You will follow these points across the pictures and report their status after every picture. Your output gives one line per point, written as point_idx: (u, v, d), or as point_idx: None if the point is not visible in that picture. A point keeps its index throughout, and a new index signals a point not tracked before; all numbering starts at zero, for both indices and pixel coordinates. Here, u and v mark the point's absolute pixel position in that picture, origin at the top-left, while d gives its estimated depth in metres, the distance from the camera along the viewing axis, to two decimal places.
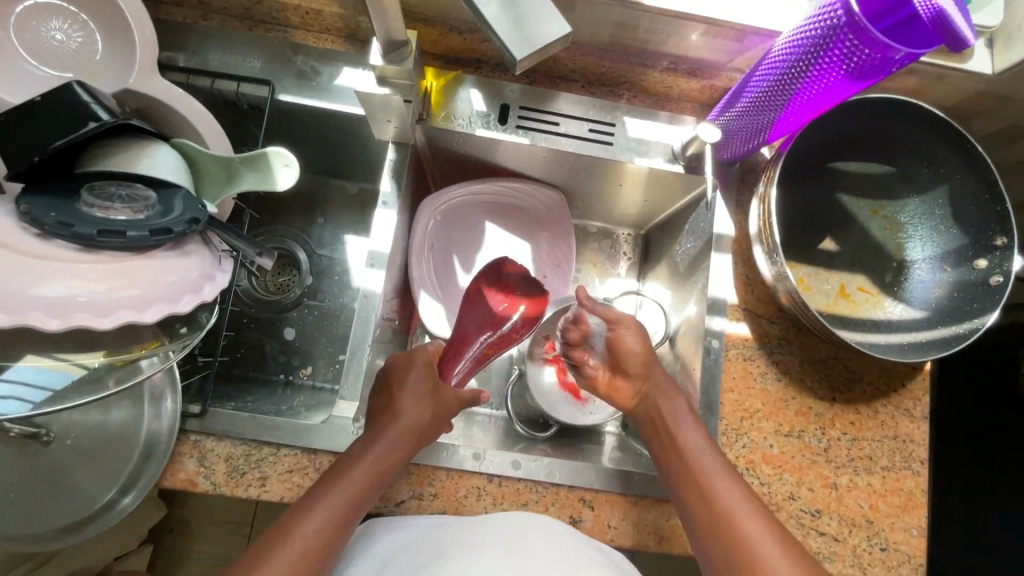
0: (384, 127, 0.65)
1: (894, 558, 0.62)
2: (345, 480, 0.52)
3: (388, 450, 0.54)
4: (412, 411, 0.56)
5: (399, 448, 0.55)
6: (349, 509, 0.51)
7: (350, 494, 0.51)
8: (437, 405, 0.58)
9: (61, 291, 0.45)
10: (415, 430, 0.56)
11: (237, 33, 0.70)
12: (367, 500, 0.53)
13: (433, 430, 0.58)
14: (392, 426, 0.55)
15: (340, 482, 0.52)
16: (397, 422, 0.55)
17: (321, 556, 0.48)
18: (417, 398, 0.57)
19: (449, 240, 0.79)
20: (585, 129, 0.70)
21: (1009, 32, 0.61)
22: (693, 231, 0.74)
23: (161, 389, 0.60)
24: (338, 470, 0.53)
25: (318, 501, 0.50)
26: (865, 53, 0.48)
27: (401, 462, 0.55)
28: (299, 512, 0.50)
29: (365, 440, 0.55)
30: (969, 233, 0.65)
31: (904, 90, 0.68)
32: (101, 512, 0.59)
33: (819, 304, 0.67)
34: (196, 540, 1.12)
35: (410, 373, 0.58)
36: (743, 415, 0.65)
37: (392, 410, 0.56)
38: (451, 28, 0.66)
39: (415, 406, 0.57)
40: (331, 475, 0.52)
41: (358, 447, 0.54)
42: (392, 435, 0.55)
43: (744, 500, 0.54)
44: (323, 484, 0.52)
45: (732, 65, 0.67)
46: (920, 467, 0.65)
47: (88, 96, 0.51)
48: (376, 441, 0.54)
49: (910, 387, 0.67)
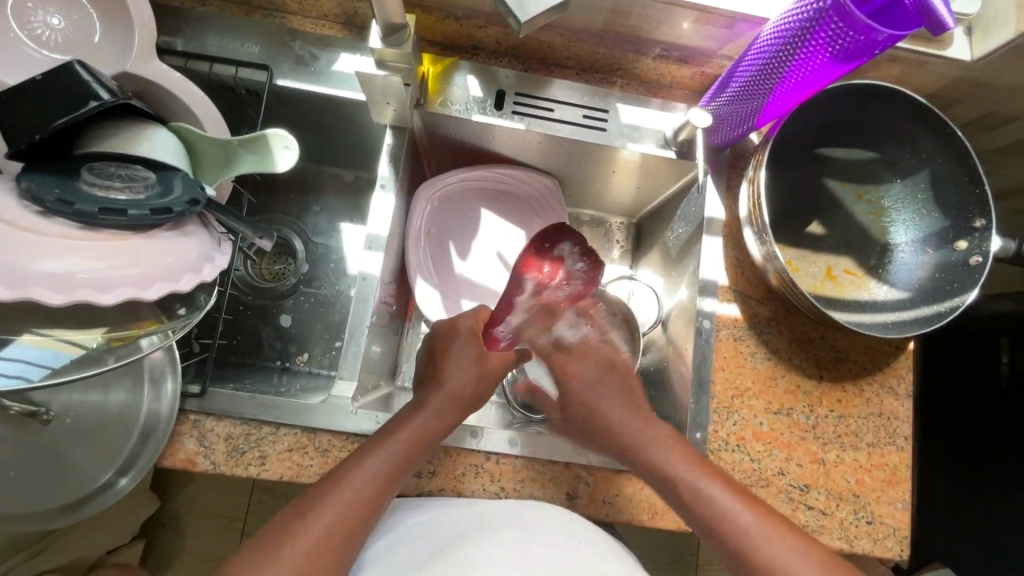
0: (383, 111, 0.66)
1: (880, 530, 0.64)
2: (392, 437, 0.53)
3: (431, 415, 0.56)
4: (456, 378, 0.59)
5: (446, 411, 0.57)
6: (397, 468, 0.52)
7: (402, 452, 0.53)
8: (478, 372, 0.62)
9: (62, 266, 0.45)
10: (459, 399, 0.59)
11: (236, 19, 0.70)
12: (414, 462, 0.54)
13: (474, 400, 0.61)
14: (438, 391, 0.58)
15: (389, 439, 0.53)
16: (442, 388, 0.58)
17: (363, 515, 0.49)
18: (460, 363, 0.61)
19: (446, 226, 0.81)
20: (580, 116, 0.71)
21: (986, 21, 0.63)
22: (684, 216, 0.75)
23: (161, 369, 0.60)
24: (386, 430, 0.54)
25: (367, 455, 0.51)
26: (850, 36, 0.50)
27: (444, 428, 0.57)
28: (350, 465, 0.51)
29: (414, 404, 0.57)
30: (950, 216, 0.67)
31: (887, 77, 0.70)
32: (99, 492, 0.59)
33: (807, 286, 0.69)
34: (188, 534, 1.12)
35: (455, 342, 0.63)
36: (733, 392, 0.67)
37: (438, 377, 0.59)
38: (448, 14, 0.67)
39: (459, 372, 0.60)
40: (381, 432, 0.54)
41: (404, 413, 0.56)
42: (436, 400, 0.57)
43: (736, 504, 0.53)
44: (371, 442, 0.53)
45: (722, 52, 0.69)
46: (905, 442, 0.67)
47: (88, 75, 0.50)
48: (425, 406, 0.56)
49: (894, 365, 0.69)
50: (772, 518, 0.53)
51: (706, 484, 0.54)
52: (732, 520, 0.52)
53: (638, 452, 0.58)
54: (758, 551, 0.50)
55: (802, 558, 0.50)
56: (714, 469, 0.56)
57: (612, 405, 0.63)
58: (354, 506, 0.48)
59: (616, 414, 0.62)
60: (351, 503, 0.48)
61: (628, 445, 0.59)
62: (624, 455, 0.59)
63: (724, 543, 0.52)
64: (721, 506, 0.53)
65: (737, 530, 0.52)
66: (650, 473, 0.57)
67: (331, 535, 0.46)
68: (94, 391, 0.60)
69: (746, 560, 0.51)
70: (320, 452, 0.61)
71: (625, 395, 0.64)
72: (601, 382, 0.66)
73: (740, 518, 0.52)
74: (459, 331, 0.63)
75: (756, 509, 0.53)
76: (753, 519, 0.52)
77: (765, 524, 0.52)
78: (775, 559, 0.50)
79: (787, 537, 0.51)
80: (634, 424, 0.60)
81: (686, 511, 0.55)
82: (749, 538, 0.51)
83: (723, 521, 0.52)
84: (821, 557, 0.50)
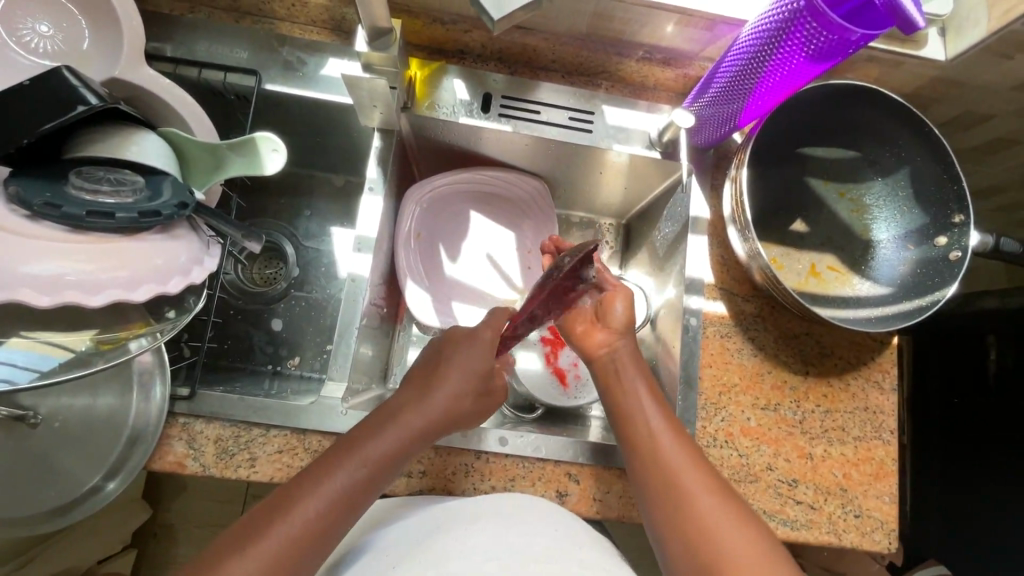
0: (370, 114, 0.67)
1: (868, 523, 0.64)
2: (359, 450, 0.51)
3: (407, 427, 0.54)
4: (445, 392, 0.56)
5: (426, 422, 0.55)
6: (374, 473, 0.51)
7: (380, 459, 0.51)
8: (477, 390, 0.58)
9: (49, 270, 0.45)
10: (446, 413, 0.56)
11: (224, 25, 0.71)
12: (388, 472, 0.52)
13: (466, 415, 0.57)
14: (420, 404, 0.55)
15: (356, 450, 0.51)
16: (424, 401, 0.55)
17: (323, 533, 0.47)
18: (461, 375, 0.57)
19: (435, 228, 0.81)
20: (565, 117, 0.73)
21: (958, 22, 0.65)
22: (671, 216, 0.76)
23: (151, 372, 0.60)
24: (353, 440, 0.52)
25: (340, 461, 0.50)
26: (825, 36, 0.51)
27: (420, 441, 0.55)
28: (322, 468, 0.50)
29: (393, 408, 0.55)
30: (929, 212, 0.68)
31: (866, 78, 0.72)
32: (86, 496, 0.59)
33: (792, 282, 0.71)
34: (182, 542, 1.11)
35: (462, 347, 0.59)
36: (721, 389, 0.67)
37: (425, 388, 0.56)
38: (434, 18, 0.68)
39: (455, 386, 0.57)
40: (350, 441, 0.52)
41: (379, 420, 0.54)
42: (416, 413, 0.55)
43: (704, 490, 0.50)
44: (337, 451, 0.51)
45: (704, 54, 0.70)
46: (891, 436, 0.68)
47: (76, 80, 0.50)
48: (402, 416, 0.54)
49: (879, 360, 0.70)
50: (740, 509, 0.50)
51: (674, 450, 0.53)
52: (696, 502, 0.50)
53: (628, 421, 0.57)
54: (709, 533, 0.48)
55: (751, 545, 0.47)
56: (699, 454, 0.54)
57: (626, 363, 0.62)
58: (328, 512, 0.48)
59: (638, 384, 0.59)
60: (327, 506, 0.48)
61: (625, 413, 0.58)
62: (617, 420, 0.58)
63: (675, 514, 0.50)
64: (688, 484, 0.51)
65: (694, 508, 0.49)
66: (629, 428, 0.57)
67: (301, 538, 0.46)
68: (84, 395, 0.60)
69: (693, 537, 0.48)
70: (310, 453, 0.61)
71: (636, 358, 0.62)
72: (633, 357, 0.62)
73: (701, 502, 0.49)
74: (476, 342, 0.59)
75: (726, 500, 0.50)
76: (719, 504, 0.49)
77: (724, 512, 0.49)
78: (723, 542, 0.47)
79: (749, 524, 0.49)
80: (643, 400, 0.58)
81: (648, 481, 0.53)
82: (708, 517, 0.48)
83: (685, 494, 0.50)
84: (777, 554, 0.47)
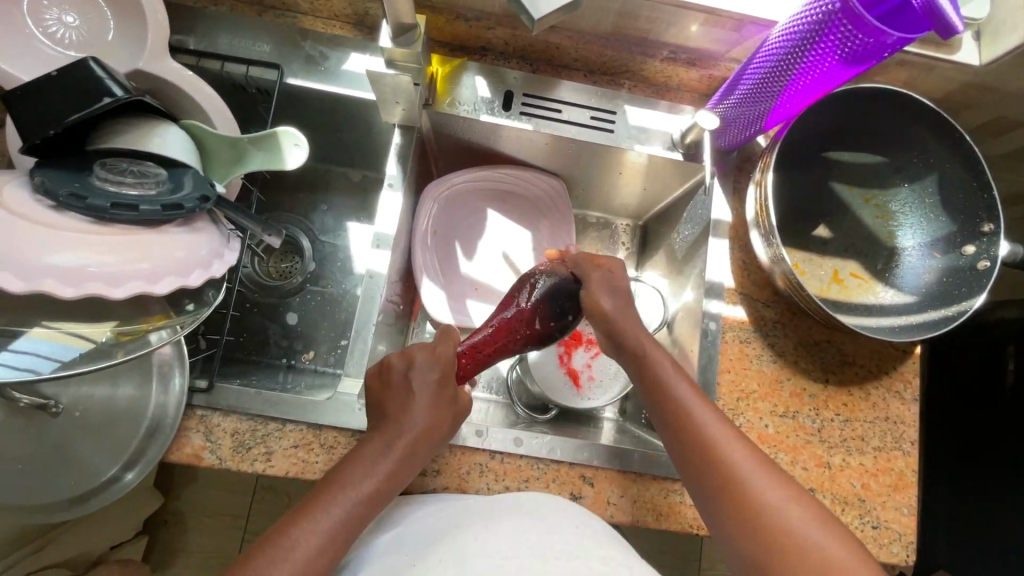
0: (393, 110, 0.66)
1: (886, 535, 0.63)
2: (357, 479, 0.50)
3: (401, 452, 0.53)
4: (423, 418, 0.54)
5: (409, 451, 0.53)
6: (369, 505, 0.50)
7: (376, 482, 0.50)
8: (455, 410, 0.57)
9: (72, 261, 0.44)
10: (427, 433, 0.54)
11: (247, 18, 0.71)
12: (383, 498, 0.51)
13: (447, 429, 0.56)
14: (403, 432, 0.53)
15: (349, 487, 0.49)
16: (408, 427, 0.53)
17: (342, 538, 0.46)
18: (431, 399, 0.55)
19: (452, 225, 0.81)
20: (588, 117, 0.72)
21: (995, 26, 0.63)
22: (691, 219, 0.75)
23: (170, 365, 0.61)
24: (341, 471, 0.51)
25: (332, 495, 0.48)
26: (860, 39, 0.50)
27: (412, 466, 0.54)
28: (314, 500, 0.48)
29: (379, 444, 0.52)
30: (957, 220, 0.67)
31: (894, 81, 0.71)
32: (103, 486, 0.59)
33: (814, 288, 0.70)
34: (194, 530, 1.12)
35: (430, 373, 0.56)
36: (739, 395, 0.66)
37: (403, 412, 0.54)
38: (458, 15, 0.68)
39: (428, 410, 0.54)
40: (338, 474, 0.50)
41: (369, 453, 0.52)
42: (405, 440, 0.53)
43: (756, 468, 0.50)
44: (326, 489, 0.49)
45: (730, 55, 0.69)
46: (910, 447, 0.67)
47: (103, 72, 0.50)
48: (389, 451, 0.52)
49: (901, 370, 0.69)
50: (808, 503, 0.48)
51: (718, 430, 0.52)
52: (747, 481, 0.49)
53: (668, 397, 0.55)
54: (758, 508, 0.48)
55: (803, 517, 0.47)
56: (759, 453, 0.52)
57: (664, 372, 0.56)
58: (351, 518, 0.48)
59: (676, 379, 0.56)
60: (349, 513, 0.48)
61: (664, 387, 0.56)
62: (655, 398, 0.56)
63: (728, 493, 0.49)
64: (733, 463, 0.50)
65: (742, 484, 0.49)
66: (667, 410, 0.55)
67: (325, 549, 0.46)
68: (102, 385, 0.61)
69: (760, 538, 0.47)
70: (325, 449, 0.61)
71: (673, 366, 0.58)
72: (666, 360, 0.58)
73: (751, 479, 0.49)
74: (438, 361, 0.57)
75: (776, 478, 0.49)
76: (793, 506, 0.48)
77: (774, 487, 0.49)
78: (783, 517, 0.47)
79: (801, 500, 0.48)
80: (675, 381, 0.56)
81: (700, 465, 0.51)
82: (773, 519, 0.47)
83: (734, 472, 0.50)
84: (858, 553, 0.45)
